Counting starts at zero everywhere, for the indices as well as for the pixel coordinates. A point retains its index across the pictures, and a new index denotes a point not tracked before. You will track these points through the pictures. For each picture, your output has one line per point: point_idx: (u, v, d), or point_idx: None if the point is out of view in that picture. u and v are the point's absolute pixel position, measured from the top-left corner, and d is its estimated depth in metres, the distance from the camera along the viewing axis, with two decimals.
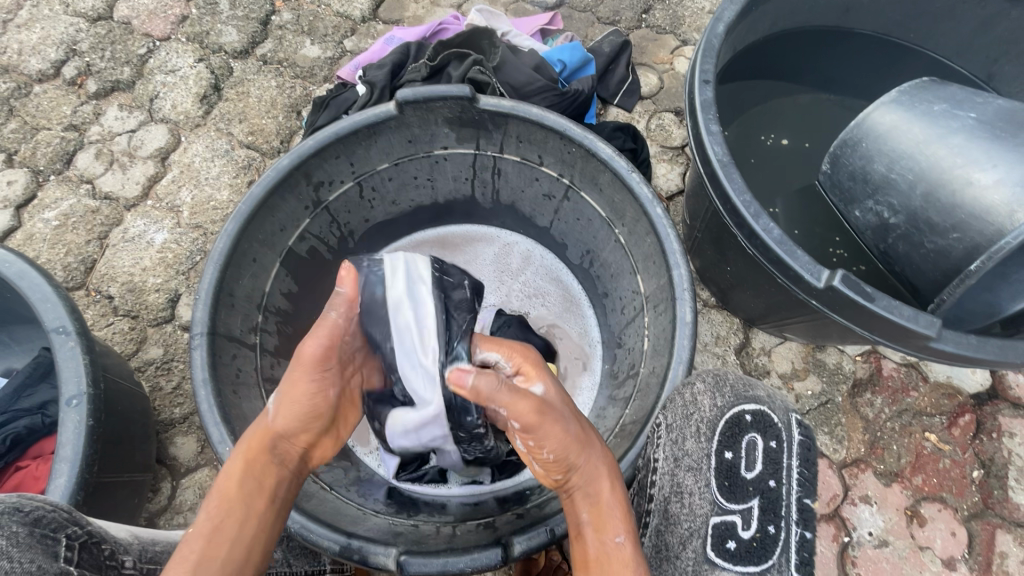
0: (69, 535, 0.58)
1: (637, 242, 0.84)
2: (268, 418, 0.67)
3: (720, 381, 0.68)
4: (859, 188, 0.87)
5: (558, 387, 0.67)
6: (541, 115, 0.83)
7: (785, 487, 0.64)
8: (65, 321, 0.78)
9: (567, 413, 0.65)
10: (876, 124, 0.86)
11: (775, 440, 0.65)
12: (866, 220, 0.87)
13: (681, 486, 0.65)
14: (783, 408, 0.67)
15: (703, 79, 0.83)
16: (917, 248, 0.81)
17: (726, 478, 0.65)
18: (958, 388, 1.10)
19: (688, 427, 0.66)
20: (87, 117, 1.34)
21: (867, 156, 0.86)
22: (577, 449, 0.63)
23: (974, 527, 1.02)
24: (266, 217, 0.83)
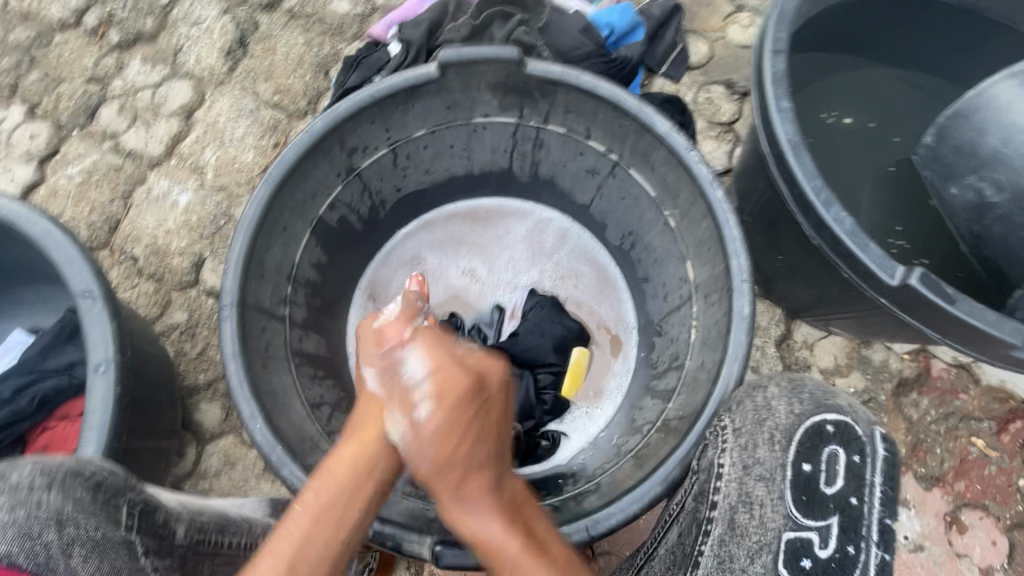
0: (130, 501, 0.58)
1: (690, 227, 0.79)
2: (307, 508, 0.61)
3: (798, 387, 0.66)
4: (963, 163, 0.80)
5: (445, 419, 0.63)
6: (594, 84, 0.76)
7: (868, 506, 0.61)
8: (91, 285, 0.75)
9: (432, 447, 0.63)
10: (999, 91, 0.77)
11: (860, 454, 0.62)
12: (964, 198, 0.81)
13: (751, 495, 0.61)
14: (867, 421, 0.64)
15: (774, 49, 0.76)
16: (1016, 230, 0.76)
17: (802, 492, 0.61)
18: (1010, 392, 1.04)
19: (760, 434, 0.63)
20: (110, 69, 1.29)
21: (980, 128, 0.78)
22: (435, 479, 0.63)
23: (1016, 537, 0.98)
24: (297, 182, 0.79)
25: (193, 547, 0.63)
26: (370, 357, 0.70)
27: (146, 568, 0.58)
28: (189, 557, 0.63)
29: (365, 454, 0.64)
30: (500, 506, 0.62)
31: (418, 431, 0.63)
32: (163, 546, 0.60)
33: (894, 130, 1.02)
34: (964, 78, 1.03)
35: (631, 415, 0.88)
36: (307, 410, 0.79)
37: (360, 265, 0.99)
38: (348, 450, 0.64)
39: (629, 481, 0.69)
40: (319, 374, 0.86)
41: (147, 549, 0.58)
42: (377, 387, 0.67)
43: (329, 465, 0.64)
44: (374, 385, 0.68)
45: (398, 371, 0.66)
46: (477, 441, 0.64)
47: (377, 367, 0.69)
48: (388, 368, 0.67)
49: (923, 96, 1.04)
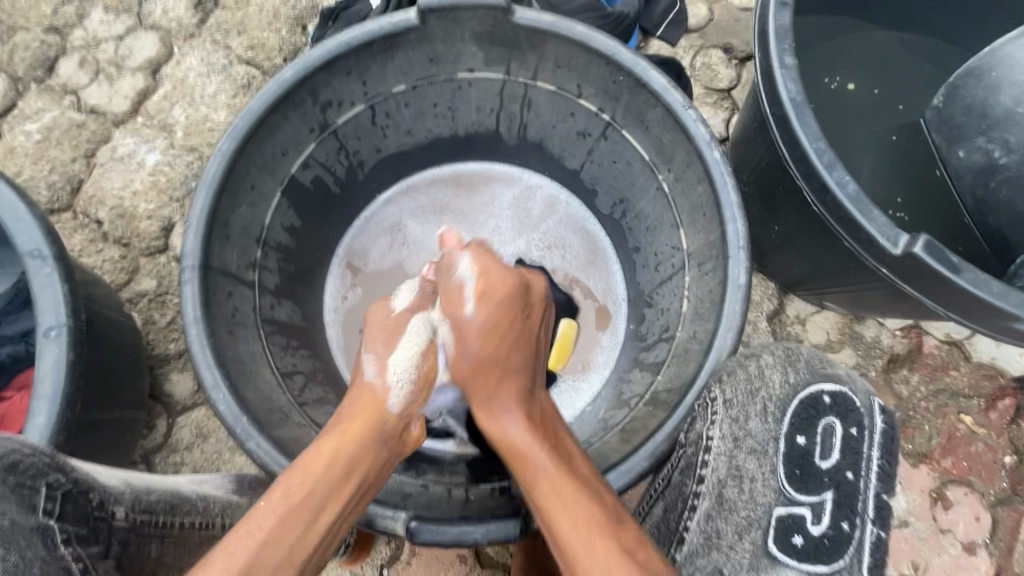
0: (50, 483, 0.54)
1: (684, 192, 0.75)
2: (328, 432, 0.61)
3: (793, 356, 0.66)
4: (973, 123, 0.79)
5: (488, 318, 0.68)
6: (586, 35, 0.71)
7: (865, 481, 0.59)
8: (41, 245, 0.70)
9: (474, 343, 0.68)
10: (1016, 50, 0.75)
11: (856, 427, 0.61)
12: (971, 161, 0.80)
13: (741, 469, 0.62)
14: (866, 393, 0.63)
15: (781, 1, 0.71)
16: (1022, 193, 0.75)
17: (796, 466, 0.62)
18: (1000, 369, 1.03)
19: (752, 405, 0.63)
20: (69, 18, 1.20)
21: (994, 87, 0.76)
22: (472, 377, 0.68)
23: (999, 513, 0.98)
24: (266, 137, 0.73)
25: (135, 529, 0.60)
26: (376, 334, 0.70)
27: (67, 556, 0.53)
28: (131, 540, 0.60)
29: (354, 446, 0.59)
30: (526, 415, 0.64)
31: (465, 326, 0.69)
32: (97, 532, 0.56)
33: (898, 98, 0.98)
34: (972, 45, 0.99)
35: (618, 389, 0.85)
36: (279, 380, 0.75)
37: (338, 231, 0.94)
38: (335, 436, 0.60)
39: (614, 456, 0.66)
40: (292, 343, 0.82)
41: (68, 537, 0.54)
42: (379, 373, 0.67)
43: (307, 456, 0.57)
44: (373, 371, 0.67)
45: (403, 364, 0.67)
46: (514, 345, 0.68)
47: (385, 355, 0.68)
48: (391, 349, 0.68)
49: (927, 62, 1.00)
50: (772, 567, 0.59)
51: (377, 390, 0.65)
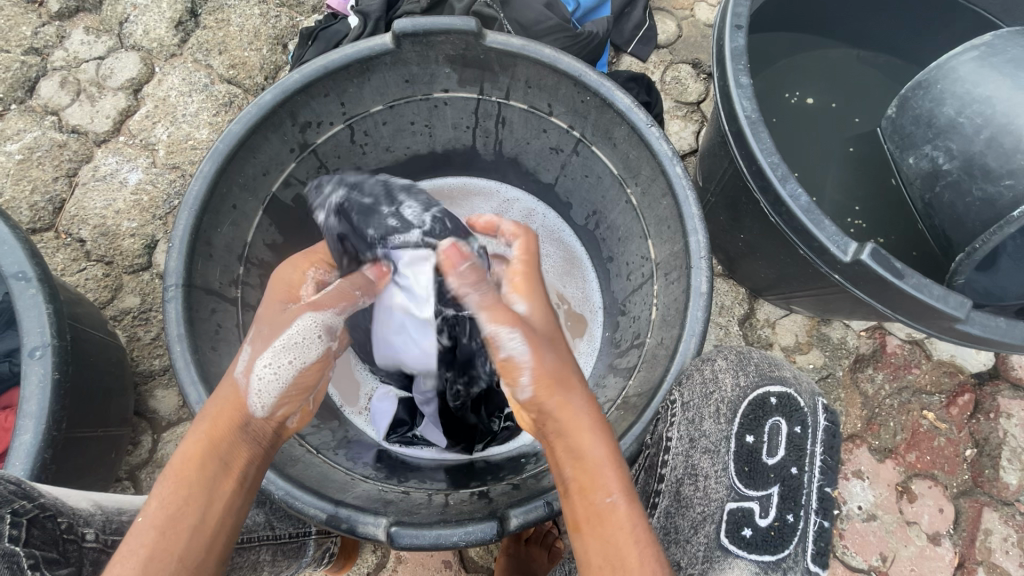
0: (15, 510, 0.55)
1: (651, 205, 0.78)
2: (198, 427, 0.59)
3: (744, 359, 0.70)
4: (920, 132, 0.82)
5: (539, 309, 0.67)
6: (554, 57, 0.75)
7: (808, 476, 0.64)
8: (25, 267, 0.71)
9: (546, 345, 0.63)
10: (959, 64, 0.78)
11: (800, 425, 0.65)
12: (919, 168, 0.83)
13: (696, 467, 0.67)
14: (809, 392, 0.68)
15: (735, 24, 0.75)
16: (963, 197, 0.77)
17: (745, 463, 0.66)
18: (959, 366, 1.08)
19: (706, 407, 0.67)
20: (50, 40, 1.21)
21: (939, 99, 0.79)
22: (553, 381, 0.61)
23: (961, 504, 1.02)
24: (246, 158, 0.76)
25: (105, 549, 0.62)
26: (262, 328, 0.65)
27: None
28: (102, 560, 0.61)
29: (219, 448, 0.58)
30: (612, 436, 0.60)
31: (533, 328, 0.64)
32: (66, 555, 0.58)
33: (855, 110, 1.03)
34: (922, 59, 1.05)
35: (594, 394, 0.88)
36: None
37: None
38: (198, 437, 0.58)
39: None
40: None
41: (36, 562, 0.55)
42: (246, 373, 0.62)
43: (176, 465, 0.57)
44: (241, 369, 0.62)
45: (273, 372, 0.62)
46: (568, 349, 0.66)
47: (258, 352, 0.63)
48: (264, 346, 0.63)
49: (882, 76, 1.05)
50: (724, 559, 0.63)
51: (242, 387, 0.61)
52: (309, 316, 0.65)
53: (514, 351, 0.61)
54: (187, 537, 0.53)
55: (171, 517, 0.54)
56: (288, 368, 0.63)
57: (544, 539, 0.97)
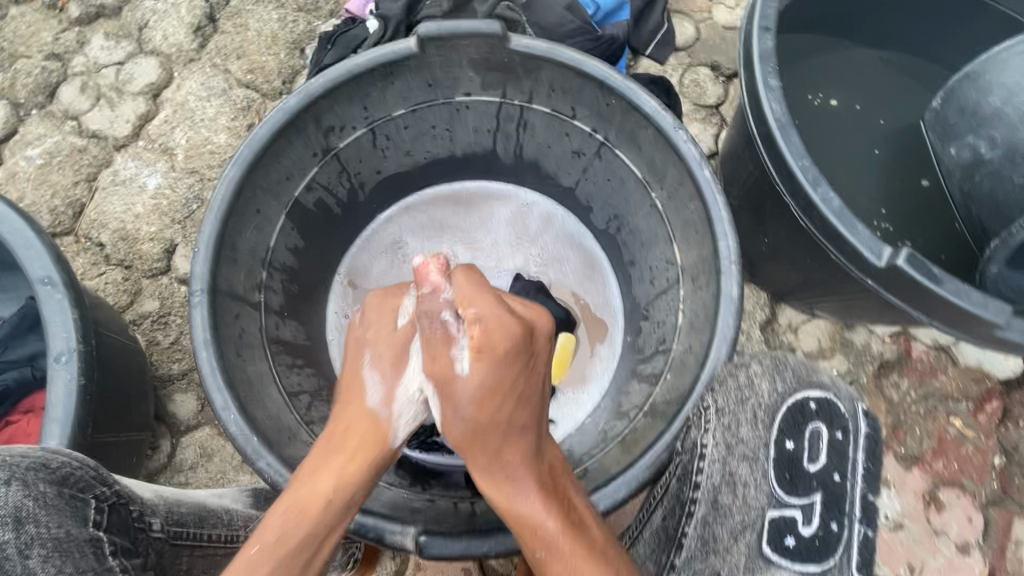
0: (97, 496, 0.60)
1: (677, 209, 0.77)
2: (334, 454, 0.60)
3: (781, 364, 0.68)
4: (965, 122, 0.80)
5: (486, 376, 0.58)
6: (579, 60, 0.74)
7: (851, 482, 0.64)
8: (51, 272, 0.71)
9: (469, 407, 0.59)
10: (1011, 55, 0.76)
11: (842, 431, 0.65)
12: (960, 157, 0.82)
13: (735, 475, 0.65)
14: (850, 398, 0.67)
15: (764, 26, 0.74)
16: (1003, 184, 0.75)
17: (786, 470, 0.65)
18: (987, 372, 1.06)
19: (744, 412, 0.65)
20: (70, 46, 1.22)
21: (985, 89, 0.77)
22: (470, 443, 0.60)
23: (991, 514, 1.00)
24: (270, 162, 0.75)
25: (171, 540, 0.65)
26: (382, 352, 0.65)
27: (113, 567, 0.59)
28: (167, 551, 0.64)
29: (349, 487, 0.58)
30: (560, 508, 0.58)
31: (456, 391, 0.59)
32: (136, 544, 0.61)
33: (880, 112, 1.01)
34: (947, 61, 1.03)
35: (617, 401, 0.87)
36: (285, 399, 0.76)
37: (339, 250, 0.96)
38: (334, 466, 0.59)
39: (616, 466, 0.69)
40: (297, 362, 0.84)
41: (114, 549, 0.59)
42: (383, 402, 0.63)
43: (300, 496, 0.57)
44: (376, 399, 0.63)
45: (409, 397, 0.63)
46: (516, 409, 0.60)
47: (392, 380, 0.64)
48: (398, 374, 0.64)
49: (906, 77, 1.04)
50: (767, 569, 0.62)
51: (382, 421, 0.62)
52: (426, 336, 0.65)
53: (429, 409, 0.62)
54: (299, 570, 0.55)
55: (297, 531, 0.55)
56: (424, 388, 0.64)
57: None
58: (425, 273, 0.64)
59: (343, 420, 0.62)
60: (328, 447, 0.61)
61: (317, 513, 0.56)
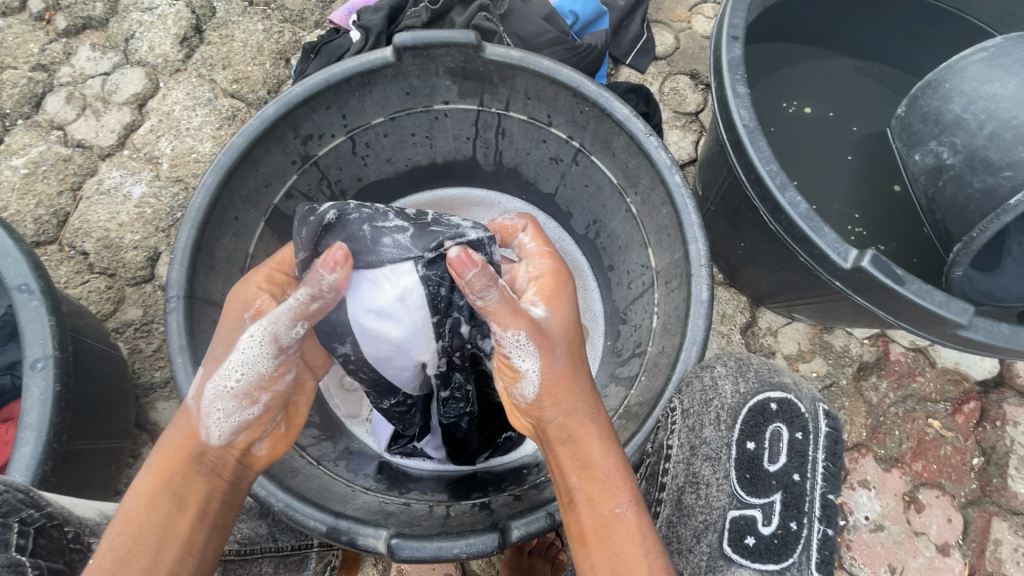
0: (24, 519, 0.56)
1: (650, 213, 0.79)
2: (161, 456, 0.61)
3: (744, 366, 0.70)
4: (927, 129, 0.81)
5: (563, 317, 0.67)
6: (553, 69, 0.75)
7: (811, 482, 0.63)
8: (28, 279, 0.71)
9: (560, 347, 0.65)
10: (969, 64, 0.78)
11: (802, 431, 0.64)
12: (924, 164, 0.82)
13: (697, 475, 0.68)
14: (810, 398, 0.67)
15: (732, 35, 0.76)
16: (965, 189, 0.77)
17: (746, 471, 0.66)
18: (964, 374, 1.07)
19: (707, 414, 0.68)
20: (56, 57, 1.23)
21: (945, 97, 0.79)
22: (563, 385, 0.64)
23: (970, 514, 1.01)
24: (249, 170, 0.76)
25: None
26: (213, 350, 0.63)
27: None
28: None
29: (169, 483, 0.59)
30: (619, 449, 0.63)
31: (548, 332, 0.64)
32: (71, 564, 0.59)
33: (853, 119, 1.03)
34: (918, 69, 1.05)
35: None
36: None
37: None
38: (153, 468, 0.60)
39: None
40: None
41: (42, 572, 0.56)
42: (194, 395, 0.62)
43: (132, 503, 0.58)
44: (193, 393, 0.62)
45: (224, 388, 0.61)
46: (582, 356, 0.68)
47: (209, 374, 0.62)
48: (216, 366, 0.62)
49: (877, 84, 1.06)
50: (728, 568, 0.63)
51: (193, 414, 0.61)
52: (257, 328, 0.61)
53: (520, 355, 0.62)
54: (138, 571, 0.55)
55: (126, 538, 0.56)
56: (238, 383, 0.61)
57: (547, 551, 0.95)
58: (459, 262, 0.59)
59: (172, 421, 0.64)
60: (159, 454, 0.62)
61: (146, 516, 0.58)
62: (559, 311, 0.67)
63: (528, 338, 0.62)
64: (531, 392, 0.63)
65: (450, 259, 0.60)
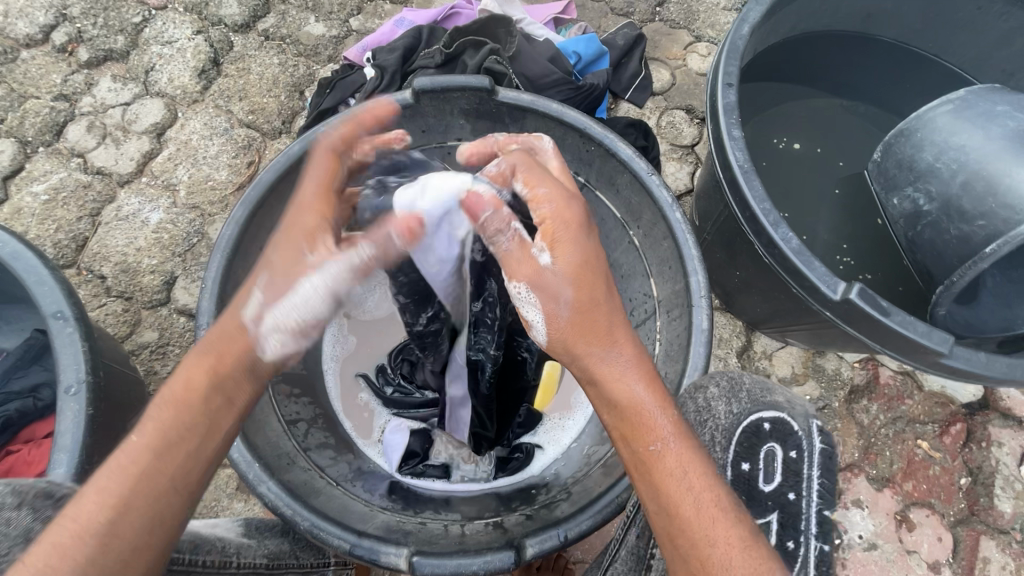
0: None
1: (652, 246, 0.84)
2: (192, 362, 0.57)
3: (736, 386, 0.69)
4: (903, 175, 0.87)
5: (573, 257, 0.60)
6: (561, 112, 0.81)
7: (805, 501, 0.65)
8: (63, 307, 0.74)
9: (567, 289, 0.60)
10: (937, 115, 0.85)
11: (796, 449, 0.66)
12: (902, 208, 0.88)
13: (708, 497, 0.73)
14: (803, 415, 0.68)
15: (726, 82, 0.82)
16: (941, 235, 0.82)
17: (748, 493, 0.68)
18: (950, 397, 1.12)
19: None
20: (78, 87, 1.28)
21: (918, 145, 0.85)
22: (575, 329, 0.60)
23: (959, 533, 1.05)
24: (275, 204, 0.81)
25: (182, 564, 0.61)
26: (274, 264, 0.58)
27: None
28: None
29: (223, 381, 0.56)
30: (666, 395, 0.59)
31: (550, 278, 0.60)
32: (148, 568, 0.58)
33: (839, 155, 1.10)
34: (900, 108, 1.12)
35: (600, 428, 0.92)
36: (285, 427, 0.77)
37: None
38: (196, 371, 0.56)
39: (597, 489, 0.72)
40: (296, 391, 0.84)
41: None
42: (254, 313, 0.58)
43: (164, 401, 0.54)
44: (251, 313, 0.58)
45: (294, 300, 0.58)
46: (608, 288, 0.61)
47: (272, 291, 0.58)
48: (284, 287, 0.58)
49: (860, 122, 1.13)
50: None
51: (249, 331, 0.57)
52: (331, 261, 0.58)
53: (529, 308, 0.61)
54: (172, 477, 0.51)
55: (159, 440, 0.52)
56: (299, 319, 0.58)
57: (555, 564, 0.97)
58: (473, 202, 0.63)
59: (218, 331, 0.58)
60: (195, 355, 0.58)
61: (182, 421, 0.53)
62: (563, 248, 0.60)
63: (529, 289, 0.60)
64: (549, 332, 0.62)
65: (468, 200, 0.64)
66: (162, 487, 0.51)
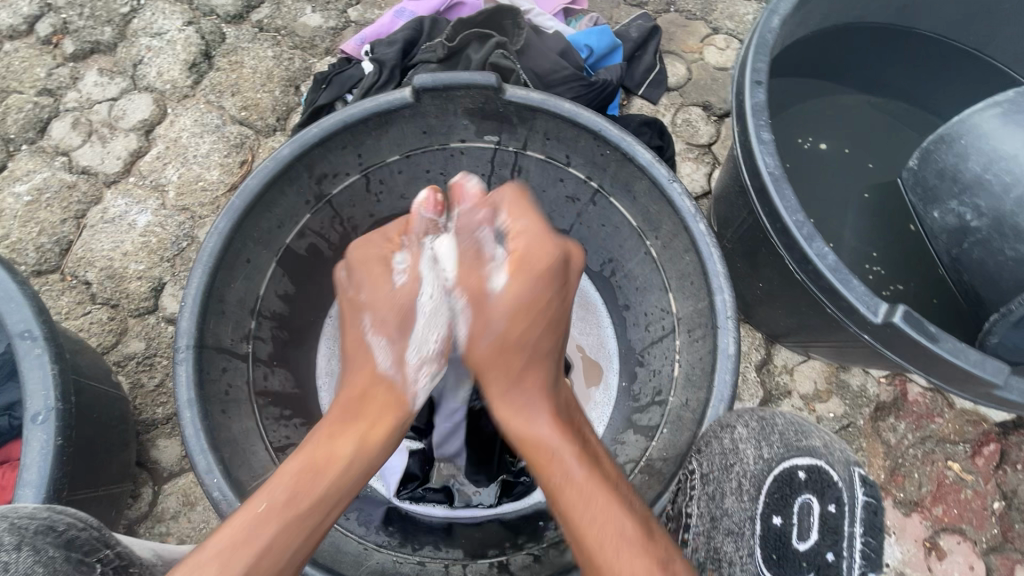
0: (101, 559, 0.57)
1: (672, 259, 0.77)
2: (337, 424, 0.62)
3: (767, 427, 0.67)
4: (945, 187, 0.80)
5: (521, 292, 0.63)
6: (574, 111, 0.74)
7: (845, 562, 0.61)
8: (32, 326, 0.69)
9: (501, 320, 0.64)
10: (983, 120, 0.77)
11: (835, 504, 0.62)
12: (944, 222, 0.81)
13: (719, 551, 0.63)
14: (843, 464, 0.64)
15: (755, 79, 0.75)
16: (995, 256, 0.76)
17: (774, 549, 0.62)
18: (983, 416, 1.05)
19: (728, 482, 0.65)
20: (63, 81, 1.22)
21: (962, 154, 0.78)
22: (495, 358, 0.64)
23: (992, 561, 0.99)
24: (262, 212, 0.75)
25: None
26: (383, 314, 0.65)
27: None
28: None
29: (367, 448, 0.61)
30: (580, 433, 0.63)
31: (489, 306, 0.64)
32: None
33: (869, 156, 1.02)
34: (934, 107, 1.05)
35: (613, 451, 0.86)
36: None
37: (330, 294, 0.93)
38: (344, 433, 0.61)
39: None
40: (286, 414, 0.83)
41: None
42: (394, 363, 0.64)
43: (313, 457, 0.59)
44: (387, 359, 0.65)
45: (417, 345, 0.65)
46: (543, 330, 0.65)
47: (396, 338, 0.65)
48: (404, 330, 0.65)
49: (891, 120, 1.06)
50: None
51: (394, 381, 0.64)
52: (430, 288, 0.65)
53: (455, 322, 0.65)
54: (305, 531, 0.56)
55: (306, 498, 0.57)
56: (431, 347, 0.66)
57: None
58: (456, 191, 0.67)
59: (357, 384, 0.64)
60: (342, 412, 0.63)
61: (315, 482, 0.58)
62: (512, 285, 0.63)
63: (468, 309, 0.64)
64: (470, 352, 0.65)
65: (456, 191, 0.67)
66: (288, 542, 0.55)
